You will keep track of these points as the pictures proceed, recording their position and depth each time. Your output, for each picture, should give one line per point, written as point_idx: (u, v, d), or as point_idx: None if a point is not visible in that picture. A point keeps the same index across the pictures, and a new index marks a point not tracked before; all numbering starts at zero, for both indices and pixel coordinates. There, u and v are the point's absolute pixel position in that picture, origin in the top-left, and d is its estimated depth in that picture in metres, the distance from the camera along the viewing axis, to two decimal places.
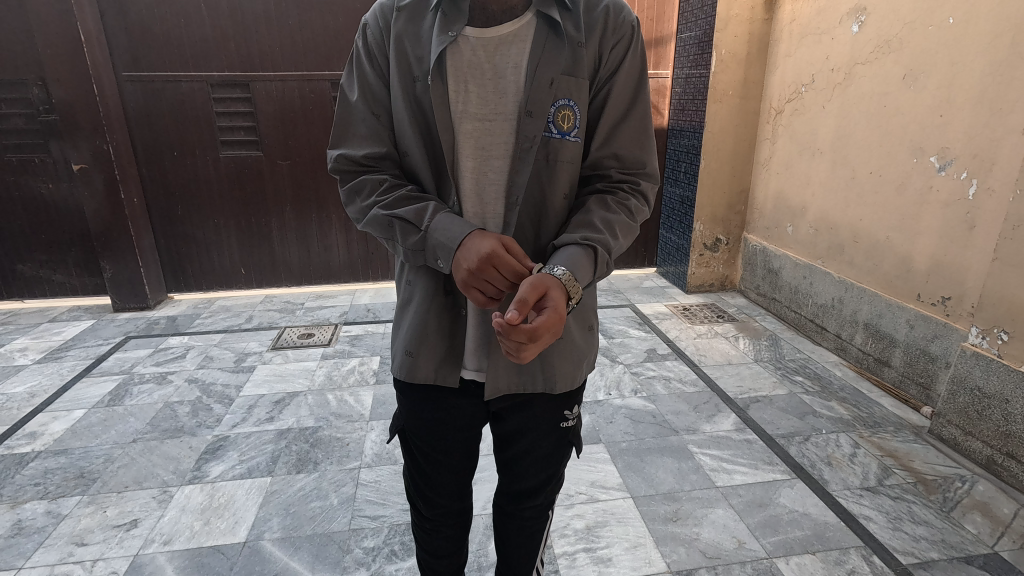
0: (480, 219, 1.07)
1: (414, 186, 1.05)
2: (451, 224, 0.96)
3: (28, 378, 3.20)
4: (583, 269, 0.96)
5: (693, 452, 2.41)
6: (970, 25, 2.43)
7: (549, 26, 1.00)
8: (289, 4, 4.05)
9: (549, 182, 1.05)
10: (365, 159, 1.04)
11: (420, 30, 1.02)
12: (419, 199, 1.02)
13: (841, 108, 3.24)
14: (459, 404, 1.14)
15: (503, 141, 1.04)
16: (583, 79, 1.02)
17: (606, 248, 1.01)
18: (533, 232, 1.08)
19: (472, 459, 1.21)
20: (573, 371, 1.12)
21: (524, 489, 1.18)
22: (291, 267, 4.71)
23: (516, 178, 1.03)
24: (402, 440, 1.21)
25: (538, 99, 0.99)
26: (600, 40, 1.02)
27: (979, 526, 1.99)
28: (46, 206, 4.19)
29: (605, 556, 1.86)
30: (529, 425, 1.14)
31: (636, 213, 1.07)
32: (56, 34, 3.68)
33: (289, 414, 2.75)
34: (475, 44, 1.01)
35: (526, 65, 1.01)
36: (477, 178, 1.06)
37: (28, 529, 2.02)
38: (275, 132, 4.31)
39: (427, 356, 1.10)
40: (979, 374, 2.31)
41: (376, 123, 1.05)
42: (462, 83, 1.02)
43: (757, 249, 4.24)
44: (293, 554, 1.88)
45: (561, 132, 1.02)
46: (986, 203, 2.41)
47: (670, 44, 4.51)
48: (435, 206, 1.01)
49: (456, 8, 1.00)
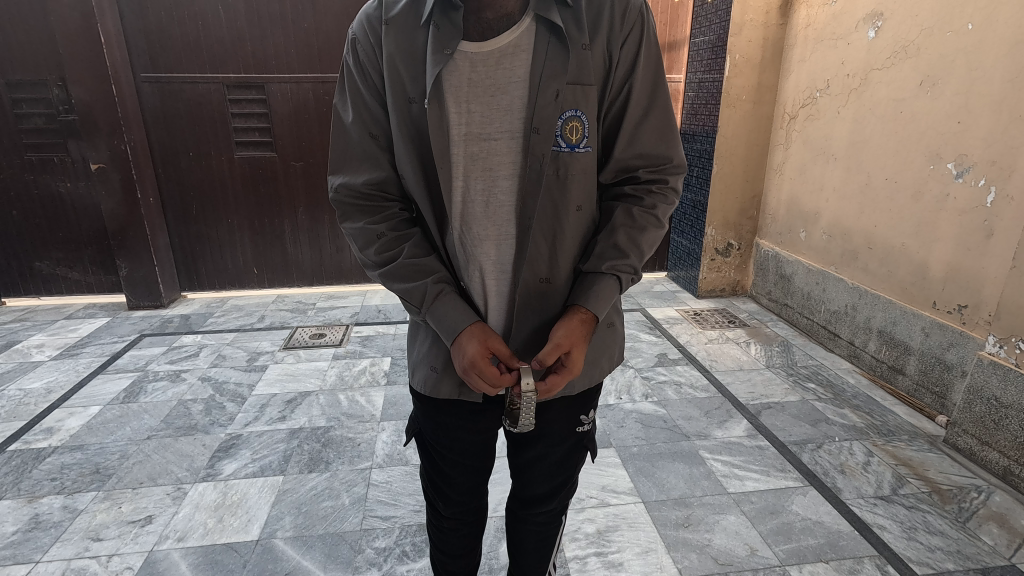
0: (494, 240, 1.08)
1: (413, 238, 1.09)
2: (450, 312, 1.04)
3: (45, 374, 3.24)
4: (602, 297, 1.04)
5: (704, 458, 2.41)
6: (990, 32, 2.42)
7: (550, 31, 0.99)
8: (305, 5, 4.08)
9: (561, 198, 1.04)
10: (365, 188, 1.07)
11: (413, 45, 1.03)
12: (420, 273, 1.06)
13: (856, 113, 3.23)
14: (476, 410, 1.14)
15: (510, 159, 1.04)
16: (589, 85, 1.00)
17: (632, 264, 1.06)
18: (548, 250, 1.08)
19: (488, 460, 1.22)
20: (591, 372, 1.13)
21: (538, 495, 1.19)
22: (303, 267, 4.74)
23: (528, 199, 1.04)
24: (419, 442, 1.23)
25: (545, 115, 0.99)
26: (604, 39, 1.01)
27: (995, 537, 1.96)
28: (64, 205, 4.25)
29: (616, 561, 1.86)
30: (545, 432, 1.14)
31: (664, 216, 1.07)
32: (77, 36, 3.76)
33: (301, 413, 2.77)
34: (473, 59, 1.01)
35: (528, 79, 1.01)
36: (487, 199, 1.06)
37: (45, 524, 2.05)
38: (289, 132, 4.34)
39: (453, 374, 1.11)
40: (996, 383, 2.28)
41: (374, 145, 1.08)
42: (463, 103, 1.02)
43: (769, 254, 4.22)
44: (305, 553, 1.89)
45: (570, 145, 1.02)
46: (1004, 211, 2.39)
47: (683, 49, 4.52)
48: (433, 286, 1.05)
49: (449, 19, 0.99)
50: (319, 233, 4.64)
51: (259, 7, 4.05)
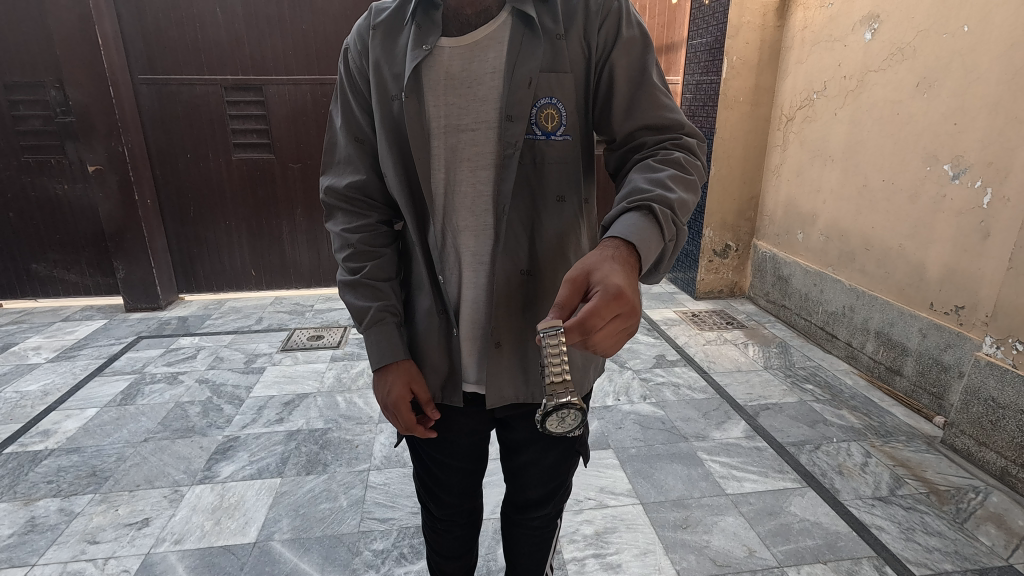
0: (473, 233, 1.05)
1: (382, 258, 1.11)
2: (384, 342, 1.06)
3: (41, 376, 3.23)
4: (629, 225, 0.83)
5: (703, 459, 2.40)
6: (985, 33, 2.43)
7: (525, 21, 0.96)
8: (303, 7, 4.09)
9: (539, 187, 1.02)
10: (345, 191, 1.10)
11: (395, 46, 1.04)
12: (372, 295, 1.09)
13: (854, 114, 3.24)
14: (463, 412, 1.16)
15: (488, 149, 1.02)
16: (565, 73, 0.96)
17: (663, 197, 0.86)
18: (528, 243, 1.05)
19: (480, 463, 1.23)
20: (580, 379, 1.12)
21: (531, 499, 1.19)
22: (301, 269, 4.74)
23: (503, 189, 1.00)
24: (410, 444, 1.24)
25: (518, 101, 0.96)
26: (584, 26, 0.96)
27: (993, 537, 1.96)
28: (60, 207, 4.24)
29: (614, 562, 1.86)
30: (535, 436, 1.14)
31: (689, 167, 0.91)
32: (75, 38, 3.75)
33: (299, 415, 2.76)
34: (451, 53, 1.00)
35: (503, 68, 0.98)
36: (464, 190, 1.04)
37: (41, 526, 2.04)
38: (287, 133, 4.34)
39: (435, 375, 1.13)
40: (993, 383, 2.28)
41: (356, 147, 1.11)
42: (441, 96, 1.02)
43: (767, 255, 4.22)
44: (303, 555, 1.88)
45: (546, 133, 0.99)
46: (1000, 212, 2.40)
47: (680, 51, 4.55)
48: (377, 312, 1.07)
49: (430, 18, 1.01)
50: (318, 235, 4.64)
51: (258, 9, 4.06)
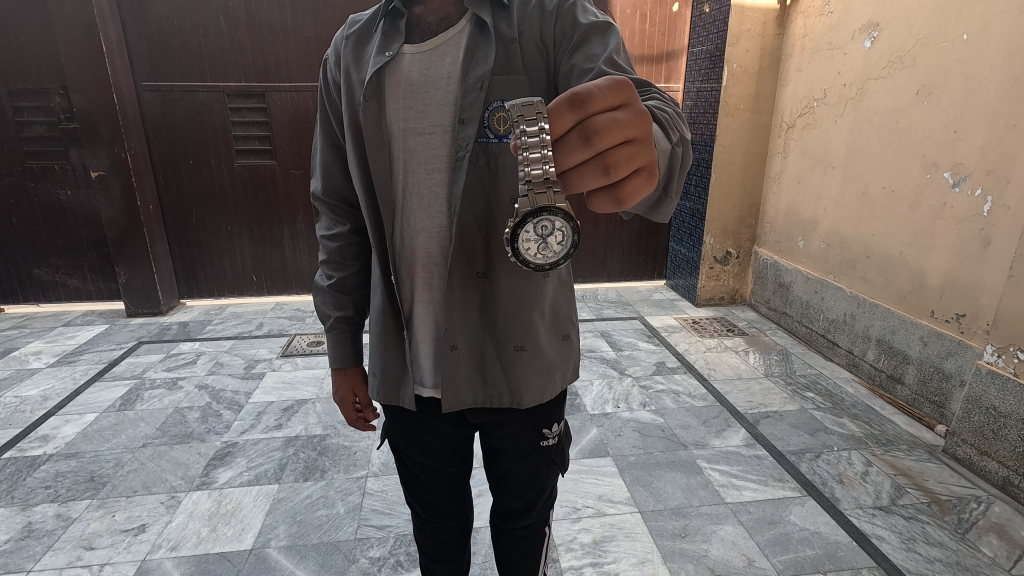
0: (428, 234, 1.03)
1: (346, 271, 1.23)
2: (336, 349, 1.26)
3: (41, 381, 3.24)
4: None
5: (702, 467, 2.39)
6: (983, 43, 2.44)
7: (483, 28, 0.97)
8: (306, 15, 4.12)
9: (492, 189, 0.98)
10: (323, 196, 1.20)
11: (364, 54, 1.06)
12: (335, 304, 1.24)
13: (853, 122, 3.25)
14: (435, 417, 1.15)
15: (442, 153, 1.00)
16: (518, 77, 0.95)
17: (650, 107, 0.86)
18: (484, 241, 1.01)
19: (464, 466, 1.23)
20: (543, 386, 1.08)
21: (514, 507, 1.19)
22: (301, 275, 4.74)
23: (455, 192, 0.98)
24: (394, 450, 1.25)
25: (469, 105, 0.94)
26: (543, 31, 0.96)
27: (995, 548, 1.94)
28: (64, 213, 4.27)
29: (611, 571, 1.84)
30: (511, 445, 1.13)
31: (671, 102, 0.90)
32: (79, 45, 3.77)
33: (297, 422, 2.76)
34: (413, 58, 1.01)
35: (458, 73, 0.98)
36: (420, 192, 1.03)
37: (38, 532, 2.04)
38: (289, 139, 4.36)
39: (393, 376, 1.14)
40: (994, 393, 2.27)
41: (331, 152, 1.19)
42: (399, 99, 1.01)
43: (768, 262, 4.22)
44: (300, 562, 1.88)
45: (498, 136, 0.96)
46: (1001, 220, 2.38)
47: (681, 59, 4.56)
48: (333, 321, 1.24)
49: (396, 26, 1.02)
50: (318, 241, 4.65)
51: (262, 18, 4.09)
